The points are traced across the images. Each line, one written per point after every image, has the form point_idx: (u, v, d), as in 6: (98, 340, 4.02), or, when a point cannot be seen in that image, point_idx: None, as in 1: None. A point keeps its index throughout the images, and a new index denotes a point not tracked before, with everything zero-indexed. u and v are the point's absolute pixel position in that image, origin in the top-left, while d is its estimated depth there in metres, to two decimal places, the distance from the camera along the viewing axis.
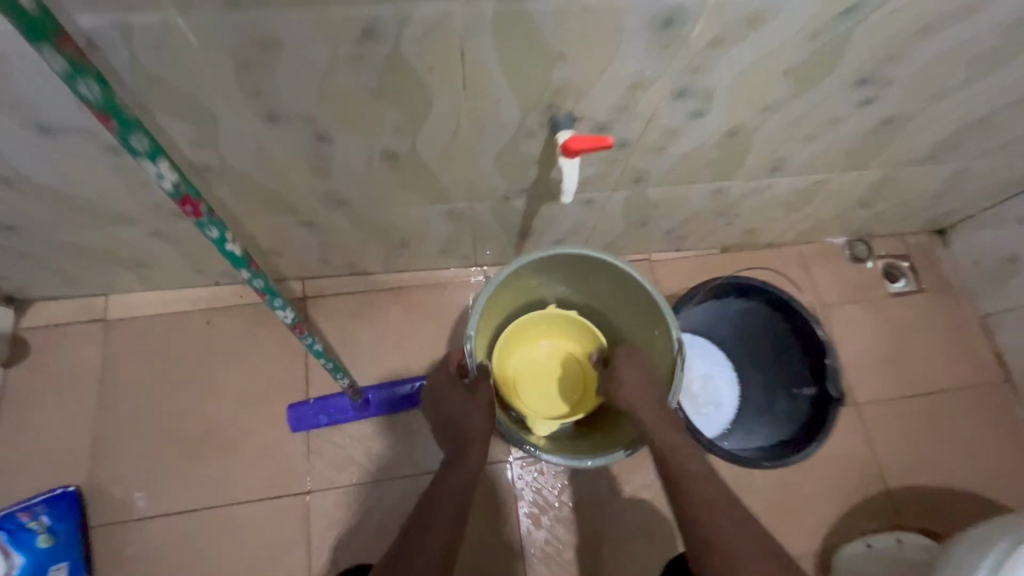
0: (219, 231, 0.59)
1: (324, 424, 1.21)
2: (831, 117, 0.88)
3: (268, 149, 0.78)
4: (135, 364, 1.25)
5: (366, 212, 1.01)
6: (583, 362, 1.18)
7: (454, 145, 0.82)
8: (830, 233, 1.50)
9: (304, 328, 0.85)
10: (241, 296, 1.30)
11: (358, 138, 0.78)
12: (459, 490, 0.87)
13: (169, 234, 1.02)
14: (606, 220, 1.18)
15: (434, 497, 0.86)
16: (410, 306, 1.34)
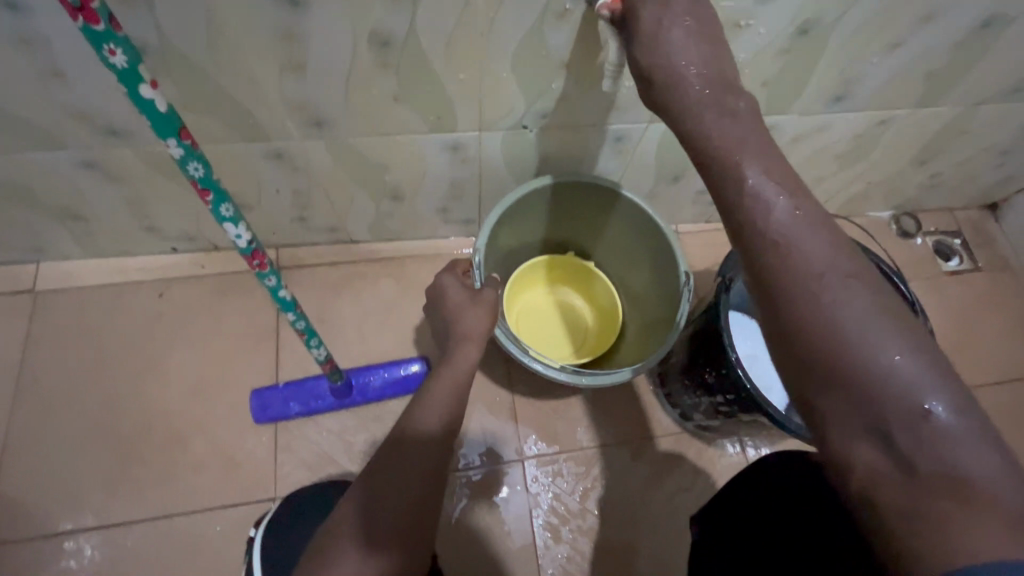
0: (128, 57, 0.40)
1: (295, 414, 0.98)
2: (922, 9, 0.73)
3: (222, 18, 0.60)
4: (67, 344, 1.03)
5: (350, 140, 0.82)
6: (591, 320, 1.04)
7: (464, 24, 0.64)
8: (876, 205, 1.34)
9: (266, 260, 0.63)
10: (202, 266, 1.09)
11: (341, 5, 0.60)
12: (446, 406, 0.62)
13: (105, 168, 0.83)
14: (635, 170, 1.00)
15: (418, 410, 0.62)
16: (403, 279, 1.14)
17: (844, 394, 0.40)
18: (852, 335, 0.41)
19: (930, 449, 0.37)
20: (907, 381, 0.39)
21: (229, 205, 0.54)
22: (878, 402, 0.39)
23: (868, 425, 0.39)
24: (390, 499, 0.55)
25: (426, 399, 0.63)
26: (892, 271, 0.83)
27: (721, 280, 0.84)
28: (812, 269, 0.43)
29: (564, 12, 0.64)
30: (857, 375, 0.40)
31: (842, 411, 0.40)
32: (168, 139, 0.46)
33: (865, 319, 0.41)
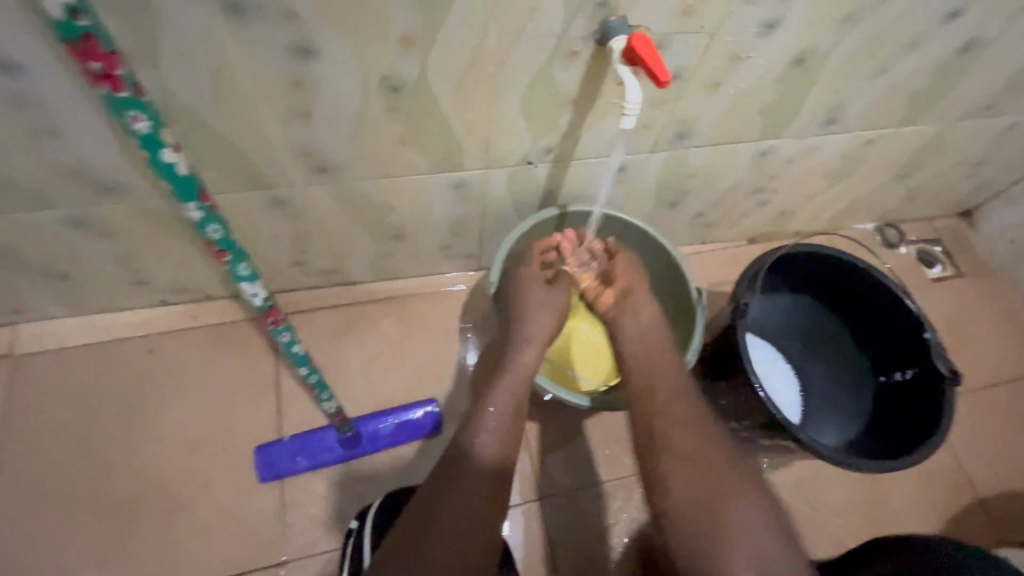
0: (152, 122, 0.38)
1: (302, 469, 0.94)
2: (909, 36, 0.76)
3: (229, 70, 0.58)
4: (50, 410, 0.96)
5: (355, 183, 0.80)
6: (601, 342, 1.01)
7: (475, 67, 0.64)
8: (860, 218, 1.37)
9: (280, 316, 0.60)
10: (194, 317, 1.04)
11: (353, 54, 0.59)
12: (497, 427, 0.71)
13: (95, 225, 0.79)
14: (635, 197, 1.01)
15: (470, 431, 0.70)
16: (405, 318, 1.11)
17: (704, 537, 0.63)
18: (705, 493, 0.65)
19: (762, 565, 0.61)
20: (738, 520, 0.63)
21: (247, 264, 0.51)
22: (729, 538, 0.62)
23: (728, 554, 0.62)
24: (460, 511, 0.63)
25: (478, 422, 0.71)
26: (898, 286, 0.85)
27: (735, 304, 0.84)
28: (670, 445, 0.70)
29: (575, 51, 0.64)
30: (716, 519, 0.64)
31: (710, 550, 0.62)
32: (189, 203, 0.44)
33: (707, 479, 0.66)
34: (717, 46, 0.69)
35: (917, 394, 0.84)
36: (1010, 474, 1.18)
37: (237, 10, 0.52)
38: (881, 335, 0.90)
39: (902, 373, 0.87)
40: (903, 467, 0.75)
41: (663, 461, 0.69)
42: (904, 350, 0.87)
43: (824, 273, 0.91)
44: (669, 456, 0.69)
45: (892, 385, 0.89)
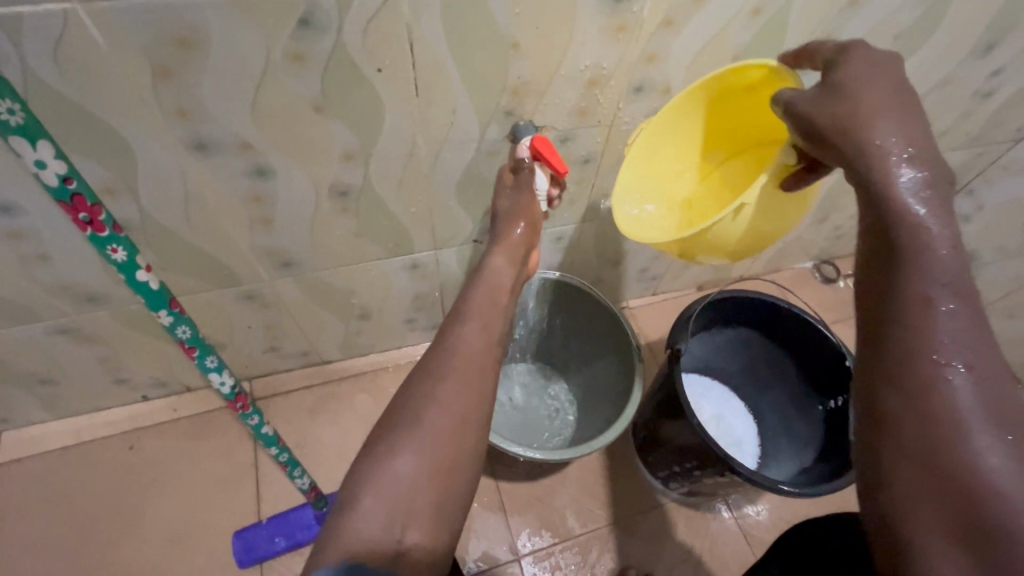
0: (128, 252, 0.46)
1: (280, 550, 0.96)
2: None
3: (198, 191, 0.68)
4: (33, 516, 0.98)
5: (319, 274, 0.89)
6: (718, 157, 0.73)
7: (411, 170, 0.75)
8: (798, 259, 1.49)
9: (248, 401, 0.67)
10: (175, 410, 1.09)
11: (303, 170, 0.70)
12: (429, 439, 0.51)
13: (79, 331, 0.86)
14: (579, 260, 1.11)
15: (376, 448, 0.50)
16: (378, 392, 1.17)
17: (922, 415, 0.38)
18: (957, 394, 0.38)
19: (999, 511, 0.34)
20: (981, 447, 0.36)
21: (214, 357, 0.59)
22: (947, 447, 0.37)
23: (964, 473, 0.36)
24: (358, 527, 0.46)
25: (395, 440, 0.50)
26: (816, 320, 0.98)
27: (669, 350, 0.92)
28: (940, 284, 0.41)
29: (493, 151, 0.76)
30: (926, 400, 0.38)
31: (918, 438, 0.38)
32: (160, 310, 0.52)
33: (953, 360, 0.39)
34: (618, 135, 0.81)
35: None
36: None
37: (201, 147, 0.63)
38: (811, 369, 1.02)
39: (836, 400, 0.98)
40: (846, 485, 0.82)
41: (906, 316, 0.41)
42: (831, 378, 0.99)
43: (754, 315, 1.04)
44: (912, 316, 0.41)
45: (829, 412, 0.99)
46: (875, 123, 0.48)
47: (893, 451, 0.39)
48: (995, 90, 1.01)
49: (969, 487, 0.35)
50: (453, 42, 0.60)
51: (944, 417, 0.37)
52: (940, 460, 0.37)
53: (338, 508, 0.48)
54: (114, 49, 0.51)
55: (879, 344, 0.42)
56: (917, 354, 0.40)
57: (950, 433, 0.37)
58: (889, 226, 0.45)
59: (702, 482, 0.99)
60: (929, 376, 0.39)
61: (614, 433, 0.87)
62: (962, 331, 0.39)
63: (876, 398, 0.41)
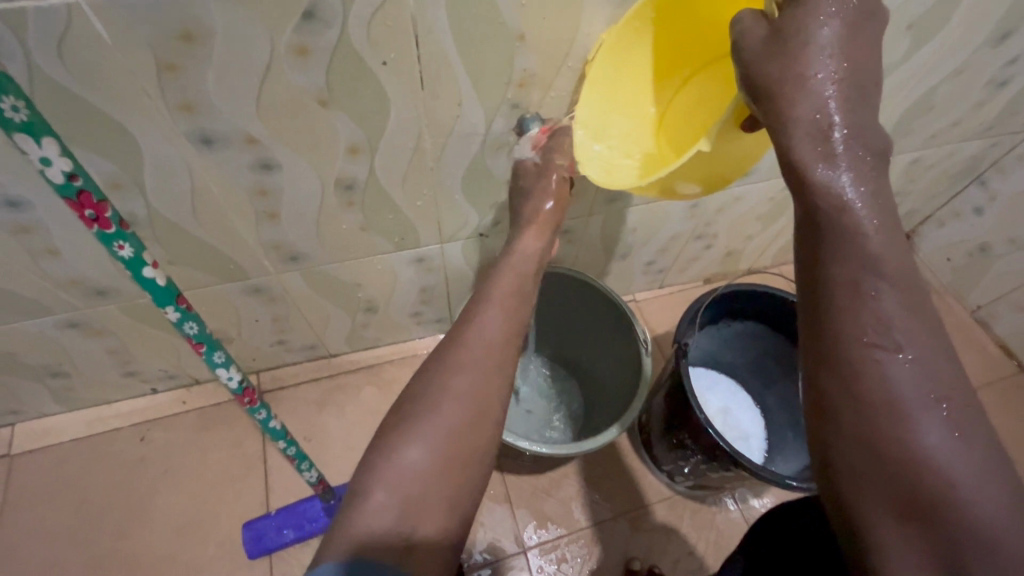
0: (134, 249, 0.47)
1: (289, 541, 0.97)
2: None
3: (204, 185, 0.68)
4: (46, 506, 1.00)
5: (325, 268, 0.89)
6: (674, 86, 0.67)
7: (416, 163, 0.74)
8: None
9: (256, 396, 0.68)
10: (184, 402, 1.10)
11: (308, 164, 0.69)
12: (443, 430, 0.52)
13: (89, 324, 0.86)
14: (586, 253, 1.10)
15: (389, 438, 0.51)
16: (384, 385, 1.17)
17: (864, 398, 0.41)
18: (894, 376, 0.41)
19: (939, 480, 0.38)
20: (919, 423, 0.40)
21: (221, 352, 0.60)
22: (889, 427, 0.40)
23: (904, 449, 0.40)
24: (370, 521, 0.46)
25: (410, 431, 0.51)
26: None
27: (676, 345, 0.91)
28: (872, 268, 0.43)
29: (499, 144, 0.75)
30: (867, 385, 0.41)
31: (863, 420, 0.41)
32: (167, 306, 0.52)
33: (887, 343, 0.41)
34: None
35: None
36: None
37: (207, 142, 0.63)
38: None
39: None
40: None
41: (842, 304, 0.43)
42: None
43: (762, 310, 1.03)
44: (846, 304, 0.43)
45: None
46: (818, 83, 0.44)
47: (840, 432, 0.42)
48: (1011, 80, 0.99)
49: (911, 461, 0.39)
50: (458, 34, 0.60)
51: (882, 401, 0.41)
52: (881, 438, 0.40)
53: (349, 502, 0.48)
54: (118, 43, 0.51)
55: (818, 333, 0.44)
56: (855, 341, 0.42)
57: (889, 412, 0.40)
58: (820, 210, 0.44)
59: (710, 477, 0.99)
60: (863, 363, 0.42)
61: (620, 429, 0.87)
62: (893, 315, 0.42)
63: (822, 383, 0.43)
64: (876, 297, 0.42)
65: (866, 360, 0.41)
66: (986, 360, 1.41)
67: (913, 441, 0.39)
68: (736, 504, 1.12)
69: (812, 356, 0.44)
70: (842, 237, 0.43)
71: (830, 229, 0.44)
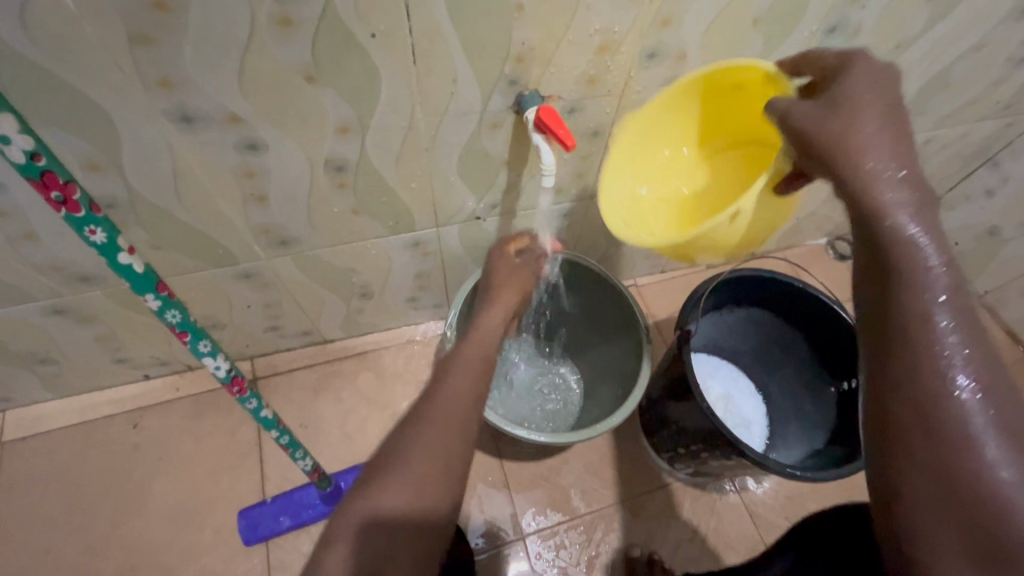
0: (107, 233, 0.44)
1: (285, 528, 0.96)
2: None
3: (187, 167, 0.65)
4: (40, 493, 0.99)
5: (317, 252, 0.87)
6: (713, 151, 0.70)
7: (409, 144, 0.71)
8: (811, 235, 1.44)
9: (245, 385, 0.66)
10: (177, 389, 1.08)
11: (296, 144, 0.66)
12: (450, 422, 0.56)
13: (75, 310, 0.84)
14: (587, 237, 1.07)
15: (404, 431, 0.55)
16: (381, 371, 1.15)
17: (932, 435, 0.41)
18: (967, 412, 0.40)
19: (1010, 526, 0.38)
20: (993, 463, 0.39)
21: (207, 341, 0.57)
22: (959, 468, 0.40)
23: (975, 489, 0.39)
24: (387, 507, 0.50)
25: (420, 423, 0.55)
26: (832, 300, 0.94)
27: (679, 331, 0.89)
28: (940, 304, 0.43)
29: (497, 123, 0.72)
30: (937, 422, 0.41)
31: (930, 458, 0.41)
32: (146, 294, 0.50)
33: (961, 379, 0.41)
34: (628, 104, 0.77)
35: None
36: None
37: (188, 120, 0.59)
38: (825, 350, 0.99)
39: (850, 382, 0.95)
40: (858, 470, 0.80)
41: (909, 340, 0.43)
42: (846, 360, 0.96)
43: (767, 295, 1.01)
44: (915, 339, 0.43)
45: (842, 394, 0.97)
46: (868, 149, 0.48)
47: (907, 470, 0.42)
48: None
49: (983, 504, 0.39)
50: (452, 4, 0.56)
51: (958, 430, 0.40)
52: (951, 478, 0.40)
53: (359, 490, 0.52)
54: (85, 13, 0.47)
55: (883, 366, 0.44)
56: (926, 376, 0.42)
57: (960, 451, 0.40)
58: (885, 247, 0.46)
59: (709, 463, 0.98)
60: (941, 392, 0.41)
61: (621, 414, 0.85)
62: (964, 351, 0.42)
63: (885, 418, 0.43)
64: (945, 334, 0.43)
65: (936, 397, 0.41)
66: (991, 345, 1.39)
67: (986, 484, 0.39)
68: (738, 490, 1.11)
69: (876, 391, 0.44)
70: (907, 280, 0.44)
71: (894, 272, 0.45)
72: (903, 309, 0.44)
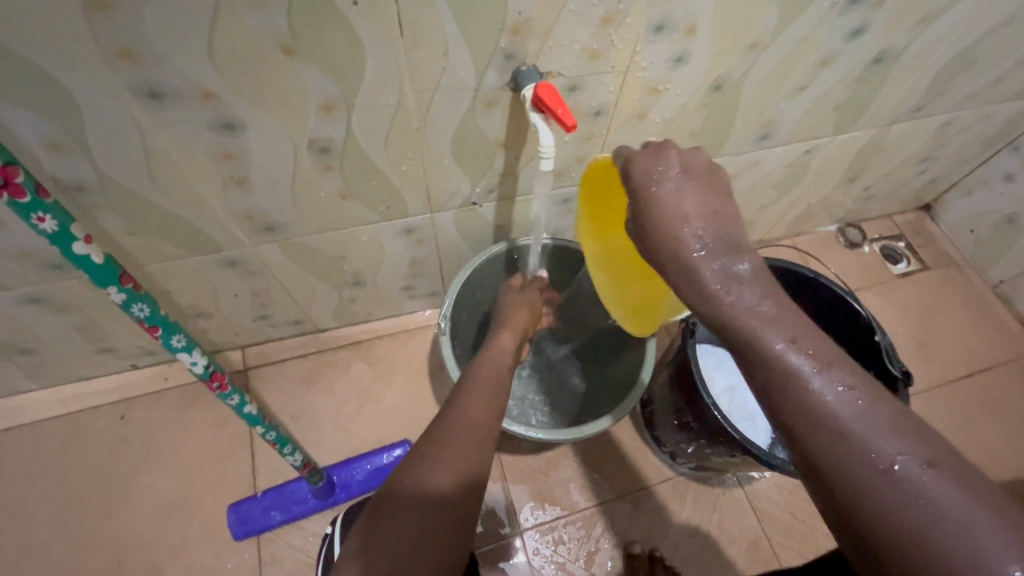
0: (58, 221, 0.41)
1: (276, 523, 0.94)
2: (820, 55, 0.78)
3: (159, 148, 0.60)
4: (25, 485, 0.96)
5: (305, 239, 0.82)
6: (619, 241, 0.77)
7: (399, 124, 0.66)
8: (820, 222, 1.40)
9: (226, 380, 0.62)
10: (165, 379, 1.05)
11: (276, 124, 0.62)
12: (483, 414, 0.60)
13: (52, 299, 0.80)
14: None
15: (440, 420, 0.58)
16: (376, 361, 1.12)
17: (857, 485, 0.37)
18: (867, 448, 0.37)
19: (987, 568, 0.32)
20: (929, 495, 0.35)
21: (180, 336, 0.54)
22: (897, 513, 0.35)
23: (927, 532, 0.34)
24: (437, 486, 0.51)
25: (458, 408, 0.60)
26: (845, 292, 0.89)
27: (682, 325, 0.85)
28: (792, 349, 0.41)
29: (492, 102, 0.67)
30: (849, 472, 0.37)
31: (870, 510, 0.36)
32: (108, 287, 0.46)
33: (850, 414, 0.38)
34: (633, 82, 0.72)
35: None
36: (993, 463, 1.18)
37: (156, 96, 0.55)
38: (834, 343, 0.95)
39: None
40: None
41: (784, 395, 0.40)
42: (857, 353, 0.92)
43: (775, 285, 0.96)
44: (790, 393, 0.40)
45: None
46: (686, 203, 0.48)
47: (864, 532, 0.37)
48: None
49: (941, 548, 0.33)
50: None
51: (953, 547, 0.33)
52: (903, 524, 0.35)
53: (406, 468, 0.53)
54: None
55: (782, 427, 0.41)
56: (816, 424, 0.39)
57: (886, 496, 0.36)
58: (726, 312, 0.44)
59: (712, 460, 0.95)
60: (892, 495, 0.36)
61: (621, 414, 0.82)
62: (833, 385, 0.39)
63: (816, 479, 0.39)
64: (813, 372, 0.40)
65: (831, 441, 0.38)
66: (1004, 336, 1.35)
67: (934, 521, 0.34)
68: (742, 484, 1.08)
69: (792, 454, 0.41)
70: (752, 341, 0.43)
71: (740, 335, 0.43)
72: (804, 416, 0.39)
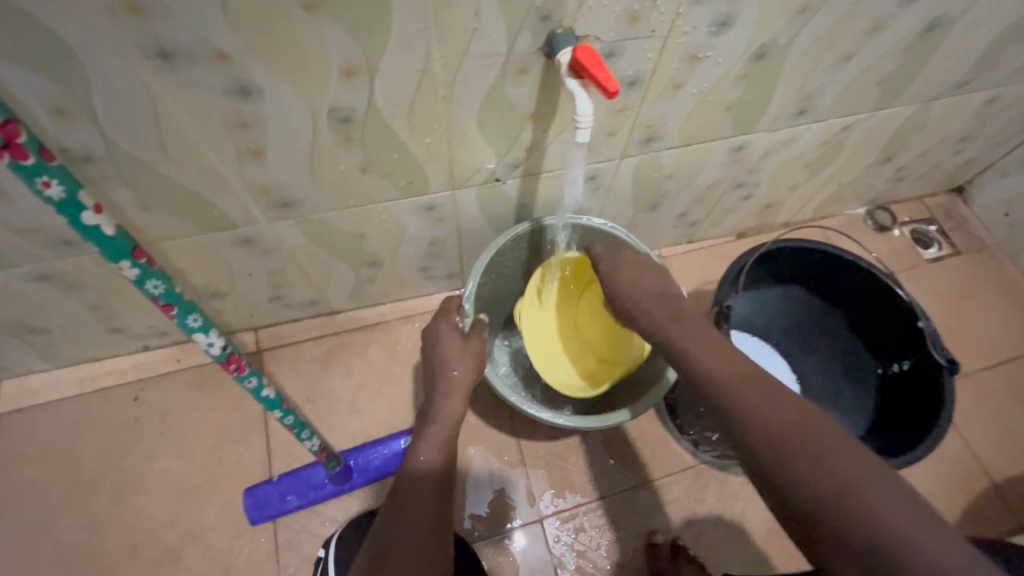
0: (64, 186, 0.37)
1: (293, 508, 0.92)
2: (871, 21, 0.73)
3: (170, 115, 0.57)
4: (39, 466, 0.95)
5: (321, 216, 0.79)
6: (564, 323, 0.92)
7: (424, 92, 0.62)
8: (850, 204, 1.34)
9: (243, 363, 0.59)
10: (178, 360, 1.03)
11: (294, 91, 0.58)
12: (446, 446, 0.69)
13: (61, 277, 0.77)
14: (613, 202, 0.98)
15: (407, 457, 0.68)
16: (392, 344, 1.09)
17: (752, 432, 0.53)
18: (756, 407, 0.54)
19: (832, 467, 0.47)
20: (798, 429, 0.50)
21: (197, 315, 0.51)
22: (779, 442, 0.51)
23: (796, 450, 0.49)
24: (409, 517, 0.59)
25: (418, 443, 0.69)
26: (887, 276, 0.86)
27: (717, 308, 0.81)
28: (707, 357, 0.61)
29: (523, 68, 0.63)
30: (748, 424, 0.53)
31: (762, 445, 0.52)
32: (121, 262, 0.43)
33: (744, 387, 0.56)
34: (672, 48, 0.67)
35: (917, 384, 0.85)
36: None
37: (167, 57, 0.51)
38: (870, 329, 0.93)
39: (900, 364, 0.89)
40: (916, 460, 0.74)
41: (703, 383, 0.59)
42: (896, 341, 0.89)
43: (812, 269, 0.93)
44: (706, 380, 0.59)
45: (891, 376, 0.90)
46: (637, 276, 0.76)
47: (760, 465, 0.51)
48: None
49: (805, 460, 0.49)
50: None
51: (811, 458, 0.48)
52: (780, 450, 0.50)
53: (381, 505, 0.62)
54: None
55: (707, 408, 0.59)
56: (726, 397, 0.56)
57: (769, 435, 0.52)
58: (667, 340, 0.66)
59: None
60: (775, 433, 0.51)
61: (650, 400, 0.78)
62: (733, 374, 0.58)
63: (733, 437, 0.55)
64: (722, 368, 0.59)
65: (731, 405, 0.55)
66: None
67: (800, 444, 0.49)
68: None
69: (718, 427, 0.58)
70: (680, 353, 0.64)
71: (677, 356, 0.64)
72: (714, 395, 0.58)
